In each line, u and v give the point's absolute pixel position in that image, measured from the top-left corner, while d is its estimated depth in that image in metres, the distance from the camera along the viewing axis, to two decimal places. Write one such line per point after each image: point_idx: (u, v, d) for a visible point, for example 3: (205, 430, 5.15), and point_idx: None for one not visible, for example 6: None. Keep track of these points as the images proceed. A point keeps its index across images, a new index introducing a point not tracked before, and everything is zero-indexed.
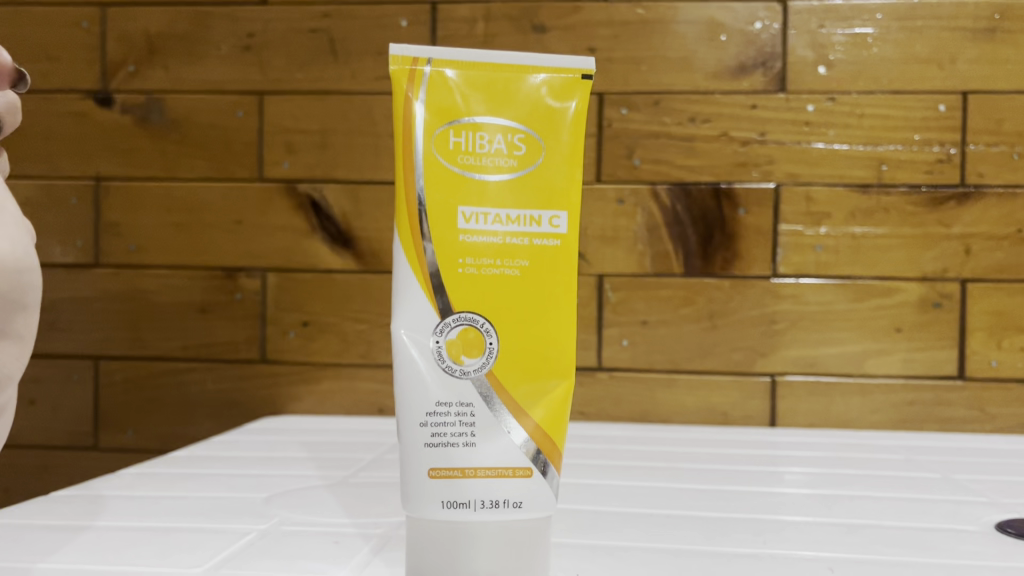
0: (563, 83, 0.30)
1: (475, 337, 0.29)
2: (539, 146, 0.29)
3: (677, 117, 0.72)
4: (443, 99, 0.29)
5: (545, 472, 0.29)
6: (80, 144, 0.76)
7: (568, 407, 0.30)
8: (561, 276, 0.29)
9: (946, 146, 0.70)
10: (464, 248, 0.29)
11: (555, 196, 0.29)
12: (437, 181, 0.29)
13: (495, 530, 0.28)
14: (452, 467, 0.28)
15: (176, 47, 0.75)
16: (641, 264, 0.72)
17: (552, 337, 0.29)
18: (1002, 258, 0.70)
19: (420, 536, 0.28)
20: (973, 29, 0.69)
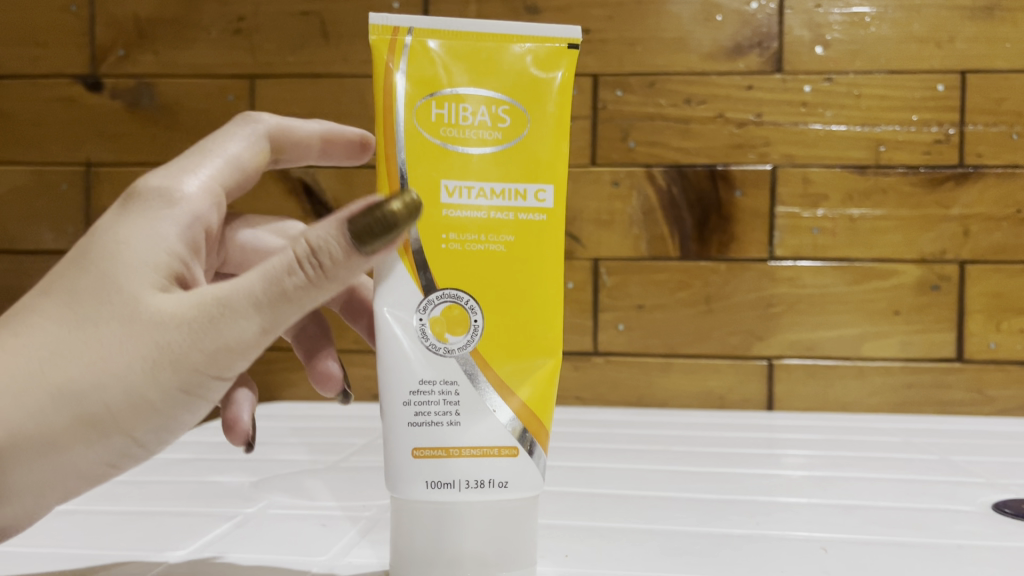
0: (549, 52, 0.29)
1: (460, 314, 0.28)
2: (523, 118, 0.29)
3: (672, 98, 0.71)
4: (424, 70, 0.29)
5: (531, 450, 0.28)
6: (70, 130, 0.75)
7: (555, 384, 0.30)
8: (548, 251, 0.29)
9: (944, 126, 0.69)
10: (447, 223, 0.28)
11: (541, 169, 0.29)
12: (419, 154, 0.28)
13: (481, 510, 0.27)
14: (437, 446, 0.28)
15: (165, 30, 0.74)
16: (637, 248, 0.72)
17: (538, 314, 0.29)
18: (1001, 239, 0.69)
19: (404, 517, 0.28)
20: (972, 7, 0.68)
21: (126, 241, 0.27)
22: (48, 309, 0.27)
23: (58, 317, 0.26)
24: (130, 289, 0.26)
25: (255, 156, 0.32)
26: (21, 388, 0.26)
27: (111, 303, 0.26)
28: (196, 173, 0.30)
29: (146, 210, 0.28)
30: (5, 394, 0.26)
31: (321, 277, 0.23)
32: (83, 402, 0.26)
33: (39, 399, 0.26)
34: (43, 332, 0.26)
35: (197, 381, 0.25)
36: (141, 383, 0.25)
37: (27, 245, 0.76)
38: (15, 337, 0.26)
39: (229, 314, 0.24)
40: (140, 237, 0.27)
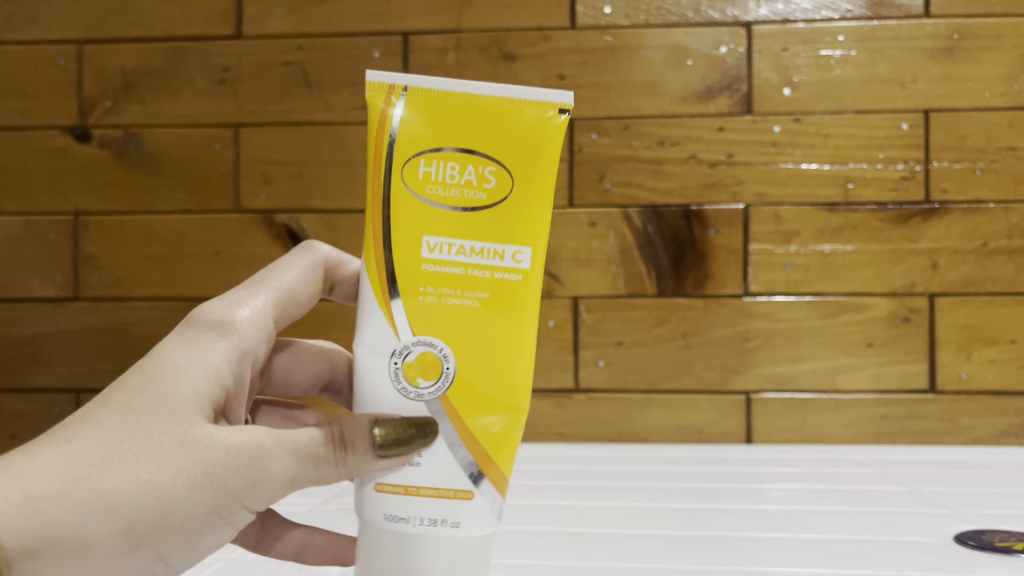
0: (540, 116, 0.29)
1: (433, 360, 0.28)
2: (507, 180, 0.28)
3: (645, 140, 0.73)
4: (414, 129, 0.28)
5: (487, 494, 0.28)
6: (58, 179, 0.77)
7: (518, 437, 0.29)
8: (523, 311, 0.28)
9: (910, 163, 0.71)
10: (425, 276, 0.28)
11: (521, 232, 0.28)
12: (404, 208, 0.28)
13: (432, 549, 0.27)
14: (396, 484, 0.28)
15: (151, 81, 0.76)
16: (615, 286, 0.73)
17: (508, 371, 0.28)
18: (969, 272, 0.71)
19: (362, 548, 0.28)
20: (933, 48, 0.71)
21: (184, 367, 0.29)
22: (101, 418, 0.28)
23: (113, 426, 0.27)
24: (187, 411, 0.28)
25: (311, 287, 0.35)
26: (70, 493, 0.26)
27: (169, 424, 0.27)
28: (251, 304, 0.32)
29: (203, 336, 0.30)
30: (53, 496, 0.26)
31: (342, 458, 0.28)
32: (127, 513, 0.27)
33: (85, 506, 0.26)
34: (95, 440, 0.27)
35: (232, 509, 0.28)
36: (184, 501, 0.27)
37: (15, 293, 0.77)
38: (66, 440, 0.27)
39: (276, 458, 0.28)
40: (196, 362, 0.29)
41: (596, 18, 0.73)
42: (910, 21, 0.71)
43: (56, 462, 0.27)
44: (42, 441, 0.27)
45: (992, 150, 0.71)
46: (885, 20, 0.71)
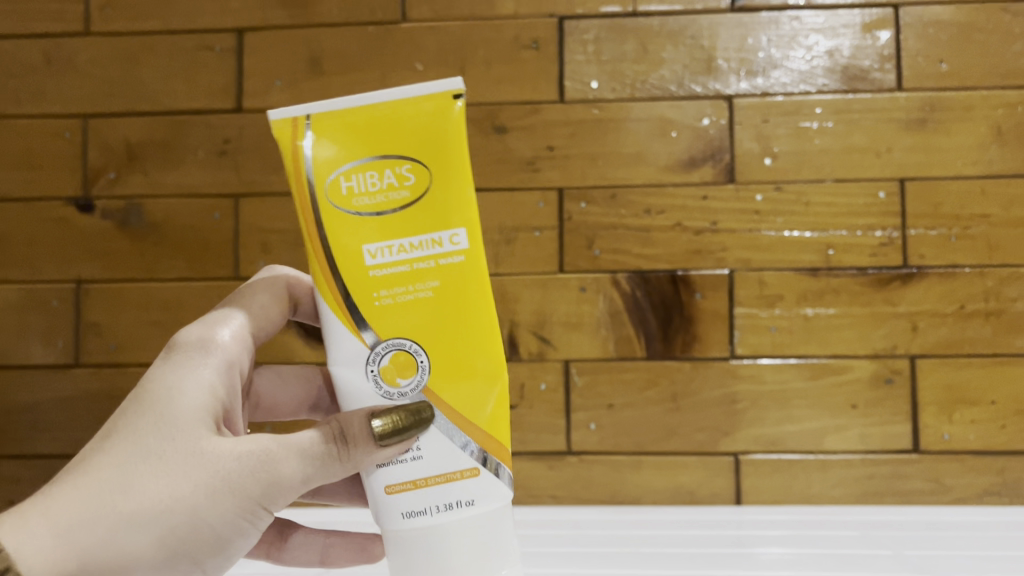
0: (438, 106, 0.37)
1: (405, 359, 0.37)
2: (424, 172, 0.37)
3: (633, 209, 0.75)
4: (327, 151, 0.37)
5: (488, 468, 0.38)
6: (61, 249, 0.79)
7: (496, 401, 0.39)
8: (469, 287, 0.38)
9: (888, 230, 0.74)
10: (376, 281, 0.37)
11: (449, 220, 0.37)
12: (339, 227, 0.37)
13: (454, 525, 0.36)
14: (408, 482, 0.37)
15: (155, 153, 0.79)
16: (606, 349, 0.75)
17: (471, 343, 0.38)
18: (947, 335, 0.73)
19: (396, 543, 0.37)
20: (906, 120, 0.74)
21: (185, 394, 0.40)
22: (120, 450, 0.38)
23: (135, 456, 0.38)
24: (191, 430, 0.39)
25: (273, 308, 0.47)
26: (107, 513, 0.37)
27: (176, 445, 0.38)
28: (230, 333, 0.44)
29: (193, 363, 0.41)
30: (92, 518, 0.37)
31: (344, 451, 0.38)
32: (160, 523, 0.37)
33: (126, 523, 0.37)
34: (121, 469, 0.38)
35: (252, 506, 0.39)
36: (205, 505, 0.38)
37: (17, 360, 0.79)
38: (95, 473, 0.38)
39: (279, 460, 0.39)
40: (189, 384, 0.40)
41: (584, 91, 0.76)
42: (884, 95, 0.74)
43: (93, 492, 0.37)
44: (71, 478, 0.38)
45: (966, 216, 0.74)
46: (859, 93, 0.74)
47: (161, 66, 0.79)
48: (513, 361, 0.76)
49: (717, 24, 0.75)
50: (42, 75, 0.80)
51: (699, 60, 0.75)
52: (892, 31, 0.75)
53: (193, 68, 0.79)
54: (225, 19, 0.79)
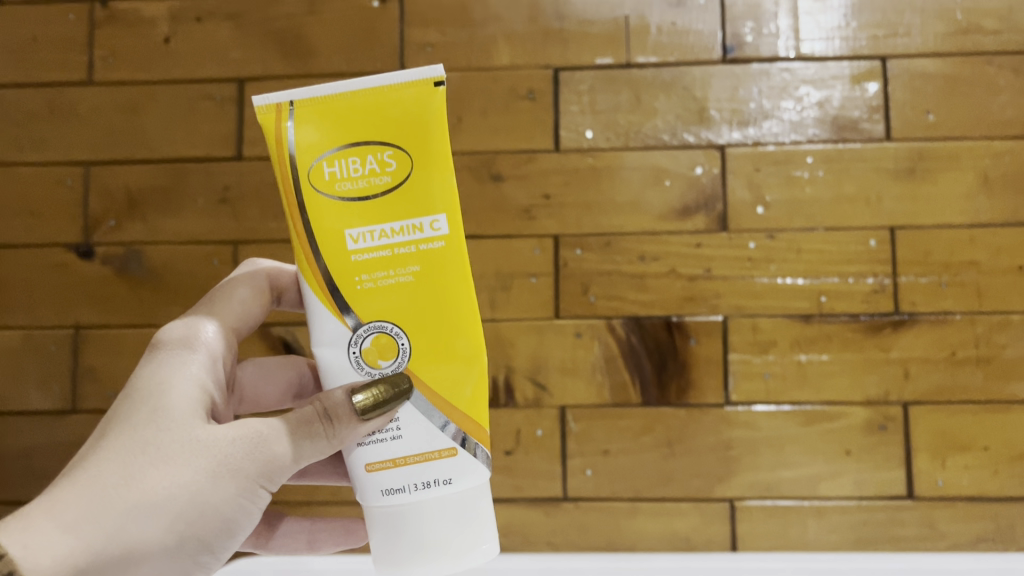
0: (419, 94, 0.42)
1: (387, 341, 0.42)
2: (405, 158, 0.41)
3: (627, 255, 0.76)
4: (310, 139, 0.41)
5: (464, 448, 0.42)
6: (61, 295, 0.79)
7: (473, 381, 0.43)
8: (447, 269, 0.42)
9: (880, 277, 0.75)
10: (358, 265, 0.41)
11: (429, 207, 0.41)
12: (322, 211, 0.41)
13: (430, 500, 0.41)
14: (389, 460, 0.42)
15: (155, 200, 0.79)
16: (601, 395, 0.76)
17: (449, 325, 0.42)
18: (939, 381, 0.74)
19: (376, 518, 0.41)
20: (895, 169, 0.76)
21: (178, 389, 0.43)
22: (121, 447, 0.41)
23: (136, 451, 0.41)
24: (186, 420, 0.42)
25: (257, 297, 0.51)
26: (117, 505, 0.40)
27: (174, 436, 0.42)
28: (214, 328, 0.47)
29: (181, 360, 0.45)
30: (104, 511, 0.39)
31: (332, 428, 0.42)
32: (167, 510, 0.41)
33: (134, 512, 0.40)
34: (124, 464, 0.41)
35: (252, 487, 0.43)
36: (206, 489, 0.42)
37: (14, 406, 0.79)
38: (100, 471, 0.40)
39: (273, 443, 0.43)
40: (180, 379, 0.44)
41: (578, 140, 0.77)
42: (873, 145, 0.76)
43: (100, 487, 0.40)
44: (72, 479, 0.40)
45: (955, 264, 0.75)
46: (849, 143, 0.76)
47: (162, 115, 0.80)
48: (508, 407, 0.76)
49: (710, 75, 0.77)
50: (45, 124, 0.81)
51: (692, 110, 0.77)
52: (880, 82, 0.76)
53: (193, 117, 0.80)
54: (225, 68, 0.80)
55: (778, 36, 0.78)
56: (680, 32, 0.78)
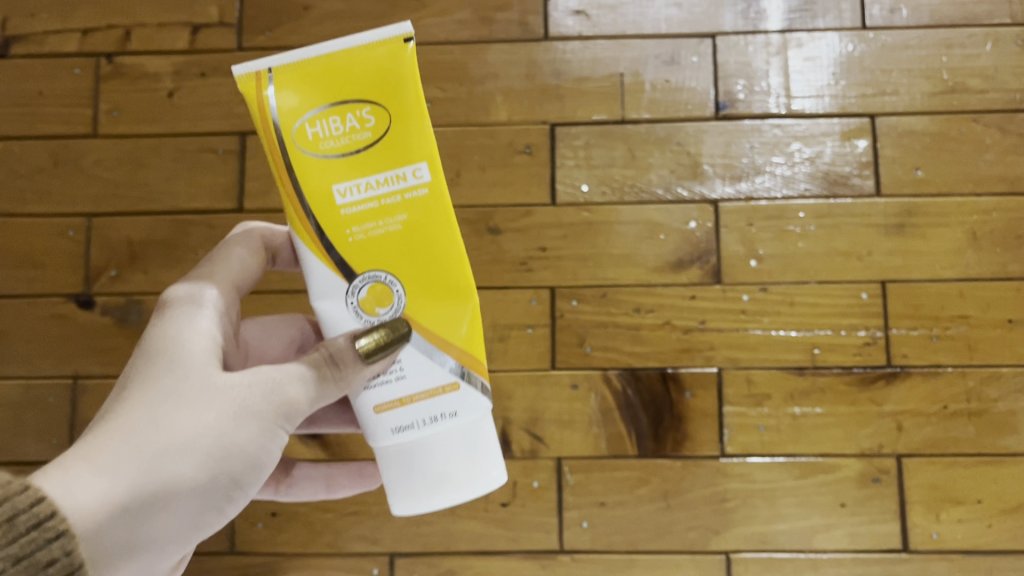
0: (392, 49, 0.41)
1: (383, 291, 0.42)
2: (384, 113, 0.41)
3: (623, 307, 0.77)
4: (289, 102, 0.41)
5: (469, 381, 0.43)
6: (61, 345, 0.80)
7: (471, 322, 0.44)
8: (434, 217, 0.42)
9: (872, 330, 0.76)
10: (349, 219, 0.41)
11: (413, 157, 0.41)
12: (308, 171, 0.41)
13: (440, 436, 0.42)
14: (395, 400, 0.42)
15: (156, 252, 0.80)
16: (598, 447, 0.76)
17: (441, 271, 0.42)
18: (932, 434, 0.75)
19: (386, 458, 0.42)
20: (885, 224, 0.77)
21: (191, 340, 0.44)
22: (143, 397, 0.41)
23: (161, 398, 0.41)
24: (203, 368, 0.43)
25: (254, 259, 0.52)
26: (148, 450, 0.40)
27: (194, 382, 0.42)
28: (217, 287, 0.48)
29: (190, 314, 0.45)
30: (137, 455, 0.39)
31: (338, 373, 0.42)
32: (197, 451, 0.41)
33: (167, 452, 0.40)
34: (149, 412, 0.41)
35: (274, 429, 0.43)
36: (234, 428, 0.42)
37: (11, 456, 0.79)
38: (127, 420, 0.40)
39: (289, 386, 0.43)
40: (190, 331, 0.44)
41: (574, 195, 0.79)
42: (863, 200, 0.77)
43: (129, 435, 0.40)
44: (99, 431, 0.40)
45: (946, 317, 0.76)
46: (840, 198, 0.78)
47: (165, 168, 0.81)
48: (505, 458, 0.76)
49: (703, 131, 0.79)
50: (49, 176, 0.82)
51: (685, 165, 0.78)
52: (869, 139, 0.78)
53: (195, 170, 0.81)
54: (227, 122, 0.81)
55: (769, 94, 0.79)
56: (674, 89, 0.80)
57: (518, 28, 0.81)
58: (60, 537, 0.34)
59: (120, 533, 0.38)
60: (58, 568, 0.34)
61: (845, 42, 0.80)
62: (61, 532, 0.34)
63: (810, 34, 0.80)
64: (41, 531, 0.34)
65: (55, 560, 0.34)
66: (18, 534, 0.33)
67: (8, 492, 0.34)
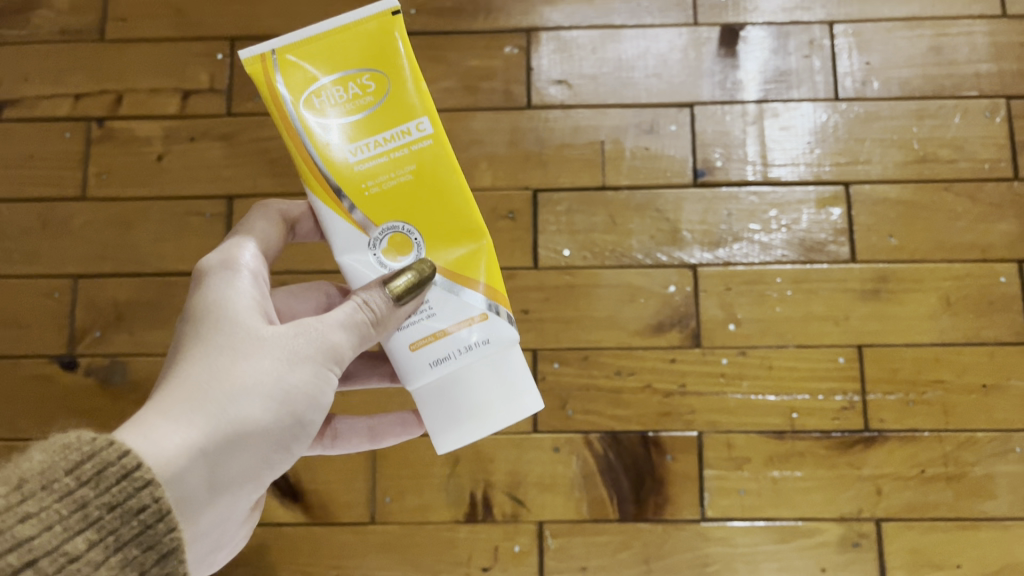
0: (381, 24, 0.45)
1: (402, 238, 0.45)
2: (382, 78, 0.45)
3: (604, 369, 0.78)
4: (295, 78, 0.44)
5: (495, 311, 0.46)
6: (42, 406, 0.79)
7: (485, 259, 0.47)
8: (440, 164, 0.46)
9: (849, 394, 0.77)
10: (364, 175, 0.45)
11: (414, 114, 0.45)
12: (320, 138, 0.44)
13: (475, 364, 0.45)
14: (428, 336, 0.45)
15: (142, 313, 0.81)
16: (579, 511, 0.76)
17: (452, 215, 0.46)
18: (911, 498, 0.75)
19: (425, 392, 0.45)
20: (861, 289, 0.79)
21: (236, 301, 0.47)
22: (203, 354, 0.44)
23: (219, 353, 0.44)
24: (251, 323, 0.46)
25: (274, 228, 0.54)
26: (213, 399, 0.43)
27: (244, 337, 0.45)
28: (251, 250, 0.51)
29: (230, 276, 0.48)
30: (205, 405, 0.43)
31: (375, 319, 0.44)
32: (258, 395, 0.44)
33: (232, 399, 0.43)
34: (210, 367, 0.44)
35: (324, 371, 0.46)
36: (289, 371, 0.45)
37: None
38: (191, 377, 0.44)
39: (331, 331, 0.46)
40: (234, 293, 0.47)
41: (556, 259, 0.80)
42: (840, 266, 0.79)
43: (196, 389, 0.43)
44: (167, 389, 0.43)
45: (922, 382, 0.77)
46: (817, 264, 0.79)
47: (153, 230, 0.82)
48: (486, 521, 0.76)
49: (682, 198, 0.81)
50: (37, 239, 0.83)
51: (665, 231, 0.80)
52: (844, 207, 0.80)
53: (183, 231, 0.82)
54: (215, 186, 0.83)
55: (745, 162, 0.81)
56: (654, 156, 0.82)
57: (502, 96, 0.84)
58: (149, 485, 0.36)
59: (199, 475, 0.42)
60: (150, 514, 0.36)
61: (819, 112, 0.82)
62: (148, 481, 0.36)
63: (785, 104, 0.83)
64: (131, 480, 0.35)
65: (146, 506, 0.36)
66: (107, 486, 0.35)
67: (95, 447, 0.35)
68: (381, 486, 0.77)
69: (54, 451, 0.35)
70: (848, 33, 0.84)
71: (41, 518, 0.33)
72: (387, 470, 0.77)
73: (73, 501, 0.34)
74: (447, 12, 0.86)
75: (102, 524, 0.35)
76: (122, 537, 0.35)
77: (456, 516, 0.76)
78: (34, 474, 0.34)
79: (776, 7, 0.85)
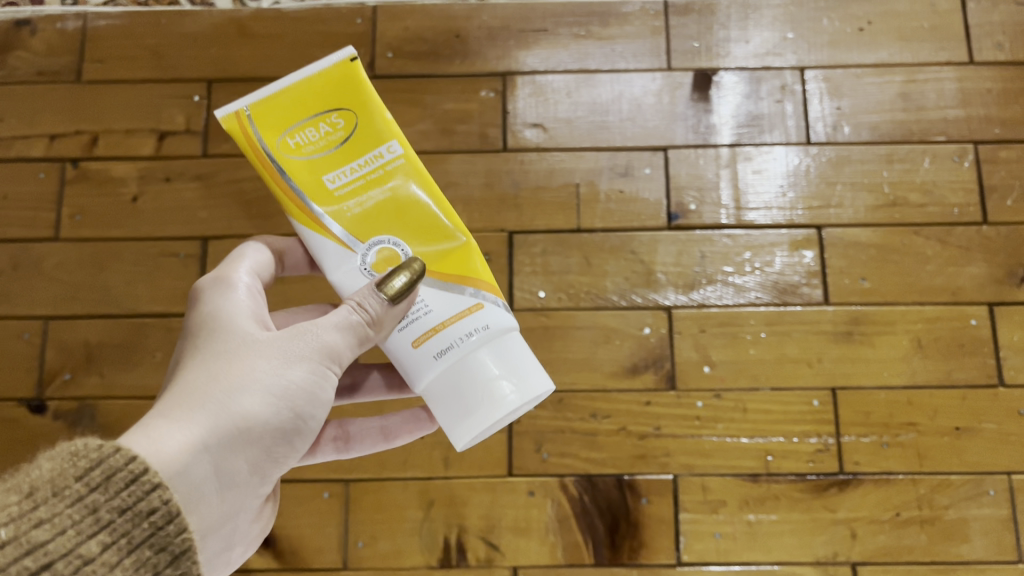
0: (341, 69, 0.46)
1: (388, 253, 0.45)
2: (350, 113, 0.45)
3: (579, 412, 0.78)
4: (269, 126, 0.45)
5: (491, 301, 0.45)
6: (8, 449, 0.78)
7: (474, 260, 0.47)
8: (415, 180, 0.46)
9: (823, 436, 0.77)
10: (347, 200, 0.45)
11: (384, 142, 0.46)
12: (301, 175, 0.45)
13: (480, 349, 0.44)
14: (429, 330, 0.44)
15: (113, 354, 0.80)
16: (554, 555, 0.75)
17: (433, 222, 0.46)
18: (885, 541, 0.75)
19: (434, 385, 0.44)
20: (834, 331, 0.79)
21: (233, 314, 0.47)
22: (201, 360, 0.45)
23: (216, 358, 0.45)
24: (245, 331, 0.46)
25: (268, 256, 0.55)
26: (212, 398, 0.43)
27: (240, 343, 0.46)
28: (246, 270, 0.51)
29: (224, 292, 0.49)
30: (204, 405, 0.43)
31: (370, 318, 0.43)
32: (255, 393, 0.44)
33: (230, 397, 0.43)
34: (208, 370, 0.44)
35: (322, 370, 0.46)
36: (285, 370, 0.45)
37: None
38: (190, 381, 0.44)
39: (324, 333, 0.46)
40: (230, 306, 0.48)
41: (532, 300, 0.80)
42: (813, 308, 0.80)
43: (195, 390, 0.43)
44: (168, 395, 0.44)
45: (895, 425, 0.77)
46: (791, 306, 0.80)
47: (127, 271, 0.82)
48: (460, 567, 0.75)
49: (656, 239, 0.81)
50: (7, 280, 0.82)
51: (639, 273, 0.80)
52: (816, 249, 0.81)
53: (157, 272, 0.82)
54: (191, 227, 0.83)
55: (719, 206, 0.82)
56: (628, 199, 0.82)
57: (478, 139, 0.84)
58: (157, 488, 0.37)
59: (203, 469, 0.42)
60: (161, 516, 0.36)
61: (792, 155, 0.84)
62: (157, 484, 0.37)
63: (757, 148, 0.84)
64: (139, 484, 0.36)
65: (156, 509, 0.36)
66: (116, 491, 0.36)
67: (102, 454, 0.36)
68: (353, 531, 0.76)
69: (62, 459, 0.36)
70: (819, 79, 0.85)
71: (55, 523, 0.34)
72: (360, 514, 0.77)
73: (83, 507, 0.35)
74: (424, 56, 0.87)
75: (114, 527, 0.35)
76: (134, 539, 0.36)
77: (429, 561, 0.75)
78: (45, 481, 0.35)
79: (748, 53, 0.86)
